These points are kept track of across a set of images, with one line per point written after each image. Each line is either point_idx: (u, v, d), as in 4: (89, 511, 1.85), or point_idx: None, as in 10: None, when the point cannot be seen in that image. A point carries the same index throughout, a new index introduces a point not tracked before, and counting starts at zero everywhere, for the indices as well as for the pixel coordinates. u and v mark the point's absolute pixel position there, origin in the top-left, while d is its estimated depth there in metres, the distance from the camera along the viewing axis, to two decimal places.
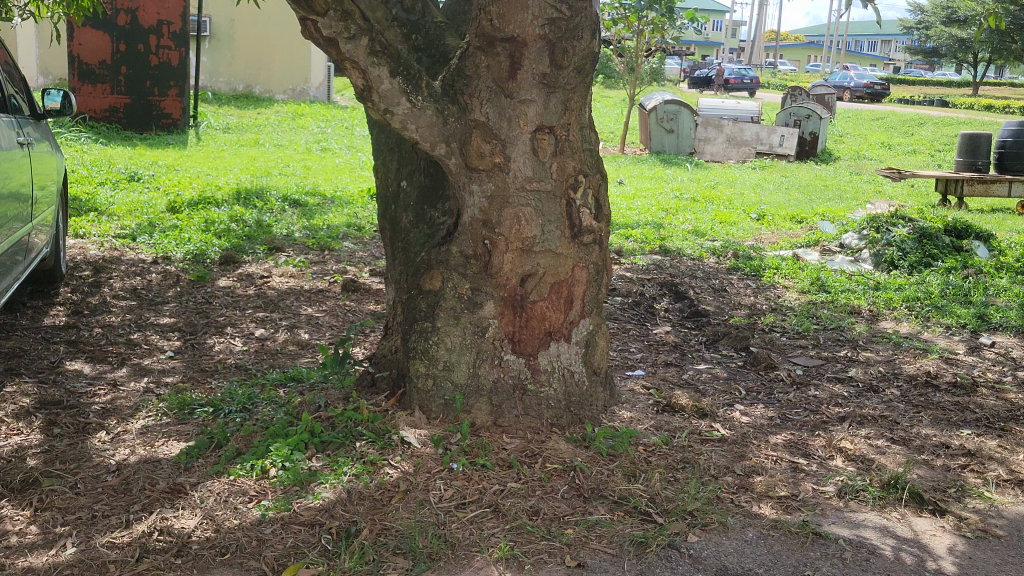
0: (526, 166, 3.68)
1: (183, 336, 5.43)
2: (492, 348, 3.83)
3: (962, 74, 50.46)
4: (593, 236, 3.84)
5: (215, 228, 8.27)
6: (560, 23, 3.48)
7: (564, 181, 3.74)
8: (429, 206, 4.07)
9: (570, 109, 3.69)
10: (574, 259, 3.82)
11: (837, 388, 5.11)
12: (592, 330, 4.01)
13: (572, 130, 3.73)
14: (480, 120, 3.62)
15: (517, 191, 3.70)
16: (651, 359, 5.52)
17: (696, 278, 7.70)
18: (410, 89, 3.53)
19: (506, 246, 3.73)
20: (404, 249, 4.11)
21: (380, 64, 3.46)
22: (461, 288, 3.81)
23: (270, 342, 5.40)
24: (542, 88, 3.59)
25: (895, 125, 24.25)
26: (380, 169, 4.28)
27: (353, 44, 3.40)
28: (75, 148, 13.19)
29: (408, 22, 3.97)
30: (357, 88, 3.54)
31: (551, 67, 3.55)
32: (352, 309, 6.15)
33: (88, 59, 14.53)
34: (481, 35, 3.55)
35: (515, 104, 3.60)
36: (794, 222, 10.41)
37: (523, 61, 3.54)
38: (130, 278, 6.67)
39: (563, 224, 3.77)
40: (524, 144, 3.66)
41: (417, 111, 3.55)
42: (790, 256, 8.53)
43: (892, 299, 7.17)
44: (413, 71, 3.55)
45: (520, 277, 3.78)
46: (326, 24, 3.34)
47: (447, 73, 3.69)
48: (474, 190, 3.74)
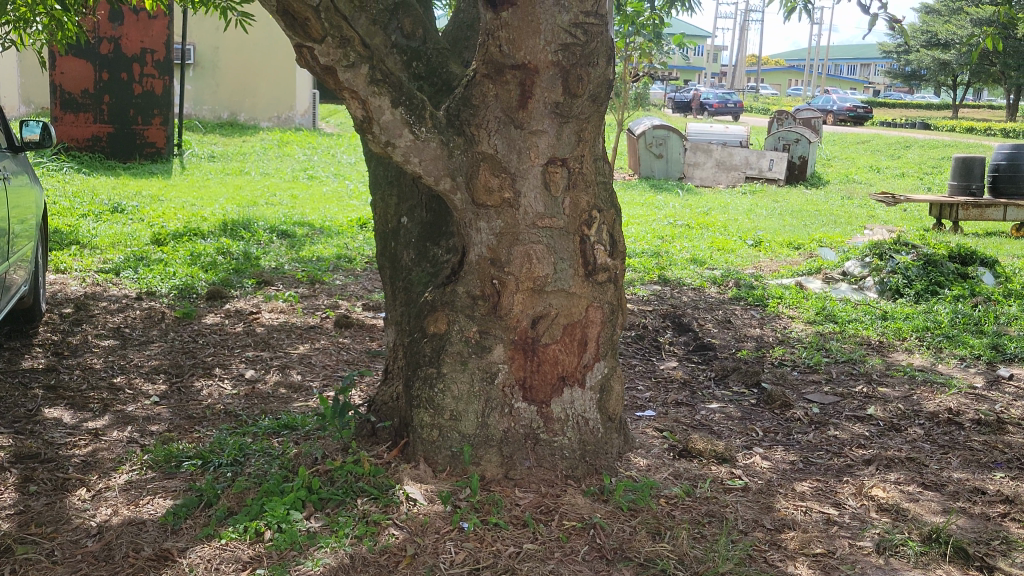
0: (537, 202, 3.45)
1: (169, 379, 5.15)
2: (501, 396, 3.59)
3: (942, 97, 50.78)
4: (608, 274, 3.61)
5: (201, 261, 7.99)
6: (574, 49, 3.26)
7: (577, 216, 3.51)
8: (431, 243, 3.84)
9: (583, 140, 3.47)
10: (588, 299, 3.59)
11: (858, 428, 4.88)
12: (606, 373, 3.77)
13: (585, 162, 3.51)
14: (488, 153, 3.40)
15: (527, 228, 3.47)
16: (661, 397, 5.28)
17: (699, 309, 7.47)
18: (413, 120, 3.30)
19: (516, 286, 3.49)
20: (406, 288, 3.87)
21: (381, 94, 3.23)
22: (469, 332, 3.57)
23: (261, 384, 5.13)
24: (554, 117, 3.37)
25: (882, 147, 24.22)
26: (378, 204, 4.04)
27: (352, 71, 3.17)
28: (56, 178, 12.90)
29: (408, 49, 3.76)
30: (356, 120, 3.31)
31: (564, 96, 3.33)
32: (346, 347, 5.89)
33: (70, 87, 14.27)
34: (489, 62, 3.33)
35: (526, 136, 3.38)
36: (792, 249, 10.23)
37: (534, 89, 3.32)
38: (113, 315, 6.38)
39: (577, 262, 3.54)
40: (535, 178, 3.43)
41: (421, 144, 3.32)
42: (792, 285, 8.33)
43: (902, 330, 6.96)
44: (416, 100, 3.32)
45: (531, 319, 3.54)
46: (323, 52, 3.12)
47: (451, 103, 3.46)
48: (481, 227, 3.50)
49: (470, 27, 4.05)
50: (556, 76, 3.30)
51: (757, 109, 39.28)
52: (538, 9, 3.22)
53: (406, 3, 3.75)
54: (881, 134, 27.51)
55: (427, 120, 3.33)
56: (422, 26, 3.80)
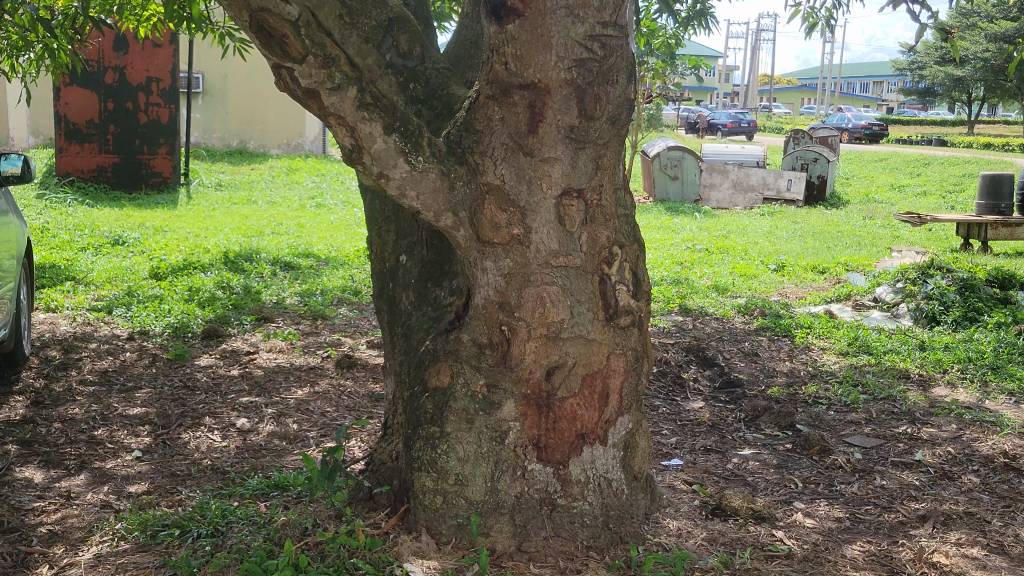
0: (551, 238, 3.06)
1: (154, 430, 4.76)
2: (513, 458, 3.19)
3: (955, 113, 50.24)
4: (631, 318, 3.21)
5: (199, 297, 7.63)
6: (590, 64, 2.88)
7: (596, 254, 3.11)
8: (433, 284, 3.45)
9: (602, 168, 3.08)
10: (609, 346, 3.19)
11: (907, 476, 4.44)
12: (631, 428, 3.37)
13: (605, 193, 3.11)
14: (495, 183, 3.01)
15: (541, 268, 3.07)
16: (688, 444, 4.85)
17: (724, 342, 7.04)
18: (409, 149, 2.92)
19: (528, 333, 3.09)
20: (405, 335, 3.47)
21: (372, 120, 2.86)
22: (476, 385, 3.17)
23: (253, 435, 4.72)
24: (569, 143, 2.98)
25: (900, 165, 23.72)
26: (374, 242, 3.65)
27: (339, 95, 2.80)
28: (59, 211, 12.57)
29: (404, 70, 3.39)
30: (345, 149, 2.93)
31: (579, 118, 2.94)
32: (348, 390, 5.49)
33: (75, 118, 14.01)
34: (494, 82, 2.95)
35: (537, 165, 2.99)
36: (817, 274, 9.80)
37: (545, 112, 2.94)
38: (102, 358, 6.01)
39: (597, 305, 3.14)
40: (547, 212, 3.04)
41: (419, 175, 2.94)
42: (821, 313, 7.88)
43: (942, 361, 6.51)
44: (411, 125, 2.95)
45: (545, 370, 3.14)
46: (304, 72, 2.75)
47: (452, 128, 3.09)
48: (488, 268, 3.11)
49: (474, 45, 3.67)
50: (570, 96, 2.91)
51: (770, 129, 38.86)
52: (548, 20, 2.85)
53: (402, 19, 3.38)
54: (899, 151, 27.02)
55: (425, 148, 2.95)
56: (419, 44, 3.43)
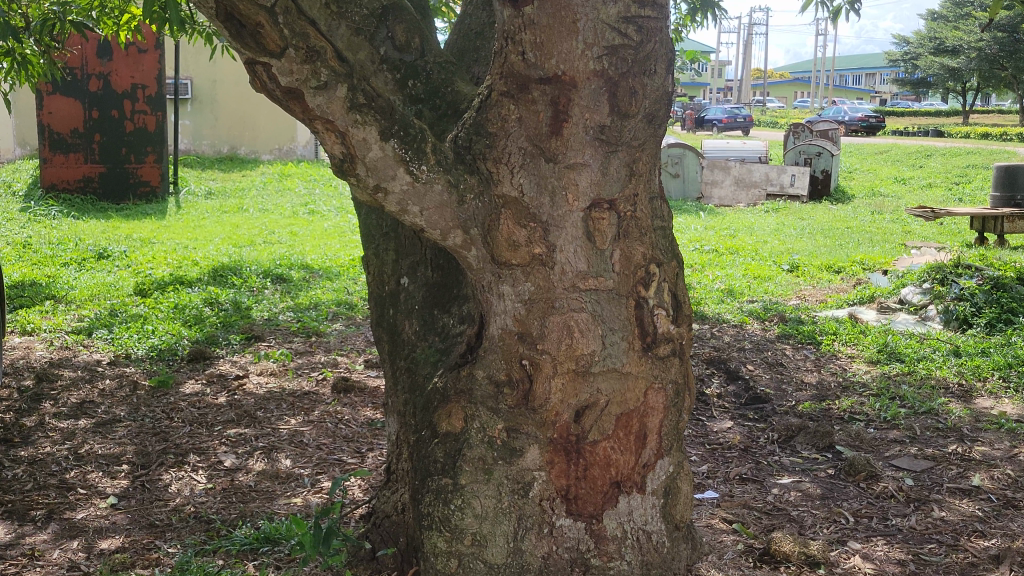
0: (578, 258, 2.61)
1: (132, 471, 4.31)
2: (539, 512, 2.75)
3: (951, 104, 49.72)
4: (672, 346, 2.77)
5: (185, 315, 7.16)
6: (624, 52, 2.46)
7: (631, 274, 2.67)
8: (440, 311, 2.99)
9: (637, 174, 2.64)
10: (647, 380, 2.75)
11: (967, 506, 4.01)
12: (671, 472, 2.92)
13: (640, 203, 2.67)
14: (512, 194, 2.56)
15: (567, 293, 2.63)
16: (721, 472, 4.41)
17: (745, 352, 6.58)
18: (410, 156, 2.48)
19: (555, 369, 2.65)
20: (409, 369, 3.02)
21: (366, 124, 2.42)
22: (495, 430, 2.72)
23: (242, 475, 4.27)
24: (598, 145, 2.54)
25: (902, 158, 23.25)
26: (372, 261, 3.20)
27: (326, 95, 2.36)
28: (43, 225, 12.06)
29: (401, 65, 2.95)
30: (336, 160, 2.49)
31: (611, 116, 2.51)
32: (345, 419, 5.03)
33: (59, 127, 13.49)
34: (509, 75, 2.52)
35: (561, 172, 2.55)
36: (833, 274, 9.36)
37: (570, 109, 2.50)
38: (78, 387, 5.54)
39: (633, 333, 2.70)
40: (574, 227, 2.59)
41: (423, 188, 2.51)
42: (845, 317, 7.42)
43: (981, 368, 6.06)
44: (412, 130, 2.51)
45: (575, 411, 2.70)
46: (284, 69, 2.31)
47: (459, 130, 2.64)
48: (505, 293, 2.67)
49: (479, 35, 3.22)
50: (600, 90, 2.48)
51: (765, 123, 38.38)
52: (573, 0, 2.42)
53: (399, 6, 2.95)
54: (899, 143, 26.57)
55: (428, 155, 2.51)
56: (418, 34, 2.98)
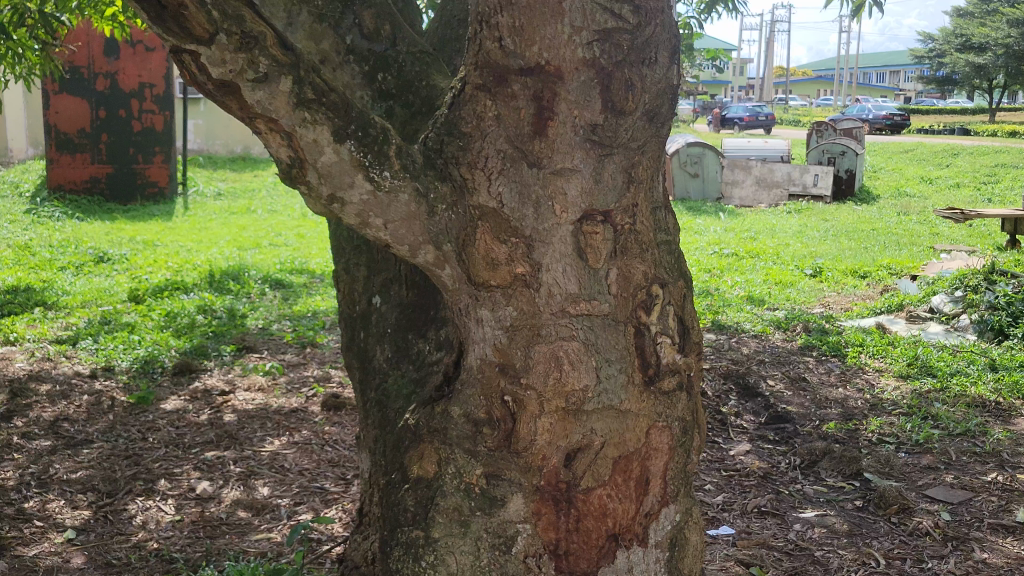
0: (568, 278, 2.24)
1: (96, 501, 3.98)
2: (525, 571, 2.39)
3: (976, 100, 48.79)
4: (677, 379, 2.40)
5: (176, 324, 6.85)
6: (618, 37, 2.10)
7: (629, 297, 2.29)
8: (415, 336, 2.64)
9: (639, 180, 2.26)
10: (649, 418, 2.38)
11: (1012, 547, 3.61)
12: (678, 521, 2.56)
13: (642, 214, 2.29)
14: (489, 205, 2.20)
15: (555, 319, 2.26)
16: (738, 504, 4.03)
17: (766, 365, 6.19)
18: (370, 161, 2.13)
19: (542, 407, 2.28)
20: (381, 401, 2.66)
21: (316, 124, 2.07)
22: (473, 477, 2.36)
23: (214, 506, 3.94)
24: (590, 148, 2.17)
25: (928, 157, 22.65)
26: (342, 278, 2.85)
27: (267, 89, 2.00)
28: (46, 226, 11.77)
29: (370, 56, 2.60)
30: (283, 166, 2.13)
31: (604, 113, 2.14)
32: (333, 440, 4.69)
33: (66, 127, 13.08)
34: (484, 66, 2.15)
35: (547, 178, 2.18)
36: (858, 280, 8.94)
37: (556, 105, 2.13)
38: (54, 403, 5.22)
39: (633, 365, 2.33)
40: (563, 242, 2.22)
41: (385, 198, 2.16)
42: (872, 326, 6.99)
43: (1020, 384, 5.63)
44: (372, 129, 2.15)
45: (565, 454, 2.33)
46: (215, 58, 1.95)
47: (430, 130, 2.27)
48: (484, 319, 2.31)
49: (462, 23, 2.86)
50: (592, 83, 2.12)
51: (787, 122, 37.74)
52: None
53: None
54: (924, 141, 25.93)
55: (392, 159, 2.16)
56: (390, 22, 2.65)
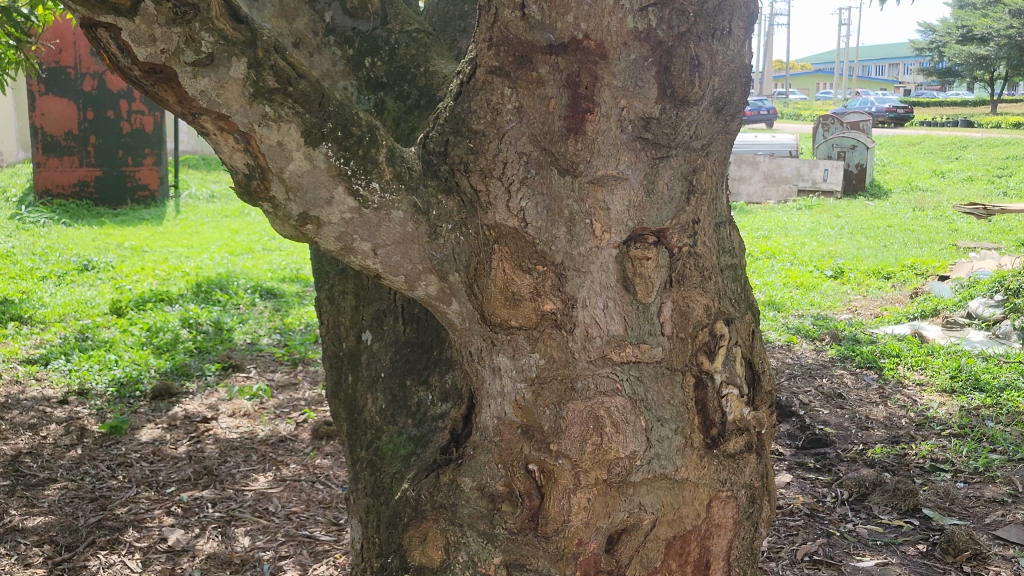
0: (611, 317, 1.74)
1: (52, 555, 3.47)
2: None
3: (977, 92, 47.93)
4: (744, 439, 1.90)
5: (158, 339, 6.34)
6: (680, 2, 1.59)
7: (688, 339, 1.79)
8: (414, 382, 2.14)
9: (701, 190, 1.75)
10: (710, 488, 1.88)
11: None
12: None
13: (704, 232, 1.78)
14: (508, 223, 1.69)
15: (593, 368, 1.76)
16: (785, 551, 3.56)
17: (796, 380, 5.67)
18: (353, 169, 1.65)
19: (577, 480, 1.77)
20: (373, 461, 2.17)
21: (281, 122, 1.57)
22: (490, 566, 1.85)
23: (187, 562, 3.43)
24: (641, 150, 1.66)
25: (936, 149, 21.98)
26: (326, 308, 2.35)
27: (214, 76, 1.50)
28: (31, 233, 10.64)
29: (355, 37, 2.10)
30: (239, 177, 1.63)
31: (661, 103, 1.63)
32: (323, 477, 4.19)
33: (54, 130, 11.90)
34: (499, 43, 1.65)
35: (586, 189, 1.66)
36: (883, 281, 8.42)
37: (598, 93, 1.61)
38: (17, 435, 4.70)
39: (691, 424, 1.83)
40: (604, 271, 1.71)
41: (374, 216, 1.68)
42: (907, 334, 6.46)
43: None
44: (354, 128, 1.66)
45: (607, 536, 1.83)
46: (142, 36, 1.44)
47: (431, 128, 1.77)
48: (502, 368, 1.82)
49: None
50: (645, 62, 1.61)
51: (788, 115, 37.09)
52: None
53: None
54: (930, 133, 25.32)
55: (381, 166, 1.68)
56: None
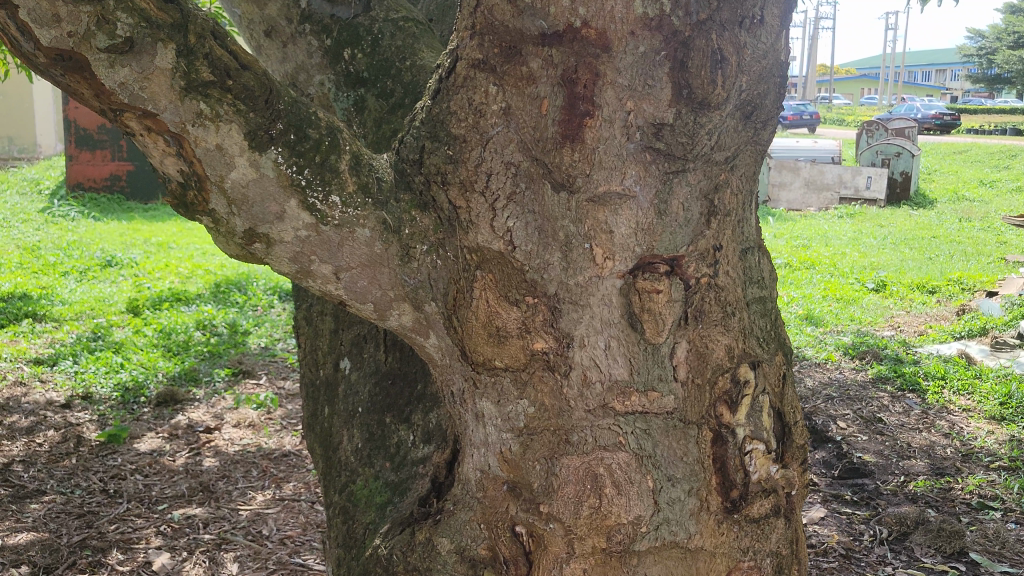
0: (613, 359, 1.46)
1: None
2: None
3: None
4: (772, 504, 1.61)
5: (170, 341, 6.08)
6: None
7: (706, 387, 1.51)
8: (393, 420, 1.88)
9: (727, 211, 1.47)
10: (731, 562, 1.58)
11: None
12: None
13: (729, 262, 1.50)
14: (492, 246, 1.42)
15: (592, 420, 1.49)
16: None
17: (833, 403, 5.34)
18: (308, 179, 1.39)
19: (571, 549, 1.50)
20: (347, 507, 1.91)
21: (220, 121, 1.31)
22: None
23: None
24: (650, 162, 1.38)
25: (985, 158, 21.24)
26: (304, 329, 2.10)
27: (136, 65, 1.25)
28: (60, 227, 9.97)
29: (333, 26, 1.85)
30: (173, 187, 1.38)
31: (676, 106, 1.35)
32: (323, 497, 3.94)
33: (86, 122, 11.21)
34: (482, 32, 1.38)
35: (585, 208, 1.39)
36: (928, 297, 8.03)
37: (598, 92, 1.34)
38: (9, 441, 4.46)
39: (708, 485, 1.54)
40: (606, 304, 1.44)
41: (334, 235, 1.41)
42: (954, 355, 6.08)
43: None
44: (311, 130, 1.41)
45: None
46: (42, 13, 1.20)
47: (406, 132, 1.51)
48: (485, 414, 1.55)
49: None
50: (658, 56, 1.34)
51: (831, 121, 36.37)
52: None
53: None
54: (978, 141, 24.59)
55: (343, 176, 1.42)
56: None
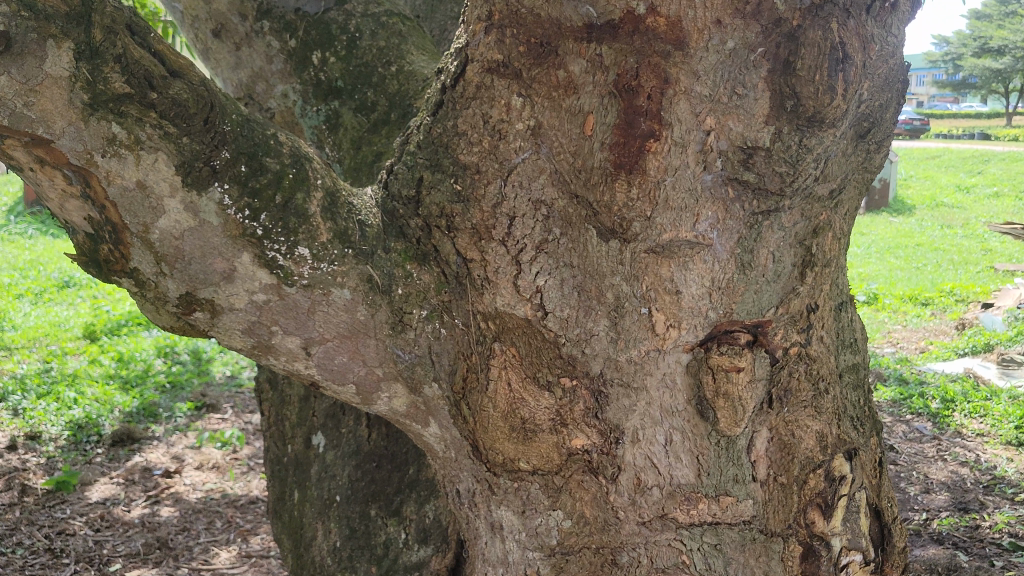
0: (677, 455, 1.11)
1: None
2: None
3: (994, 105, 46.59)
4: None
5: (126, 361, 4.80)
6: None
7: (794, 488, 1.14)
8: (380, 513, 1.55)
9: (827, 259, 1.11)
10: None
11: None
12: None
13: (823, 326, 1.16)
14: (518, 312, 1.07)
15: (646, 535, 1.13)
16: None
17: None
18: (264, 226, 1.02)
19: None
20: None
21: (141, 149, 0.95)
22: None
23: None
24: (732, 196, 1.03)
25: (958, 161, 20.76)
26: (264, 395, 1.71)
27: (17, 71, 0.89)
28: (15, 245, 8.82)
29: (295, 25, 1.49)
30: (80, 239, 1.00)
31: (772, 123, 0.99)
32: None
33: None
34: (497, 23, 1.01)
35: (643, 260, 1.04)
36: (922, 309, 7.64)
37: (669, 106, 0.98)
38: None
39: None
40: (669, 385, 1.09)
41: (303, 300, 1.05)
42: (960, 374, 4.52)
43: None
44: (269, 159, 1.04)
45: None
46: None
47: (394, 159, 1.14)
48: (504, 524, 1.19)
49: None
50: (751, 54, 0.98)
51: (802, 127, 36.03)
52: None
53: None
54: (952, 145, 24.19)
55: (314, 219, 1.06)
56: None
